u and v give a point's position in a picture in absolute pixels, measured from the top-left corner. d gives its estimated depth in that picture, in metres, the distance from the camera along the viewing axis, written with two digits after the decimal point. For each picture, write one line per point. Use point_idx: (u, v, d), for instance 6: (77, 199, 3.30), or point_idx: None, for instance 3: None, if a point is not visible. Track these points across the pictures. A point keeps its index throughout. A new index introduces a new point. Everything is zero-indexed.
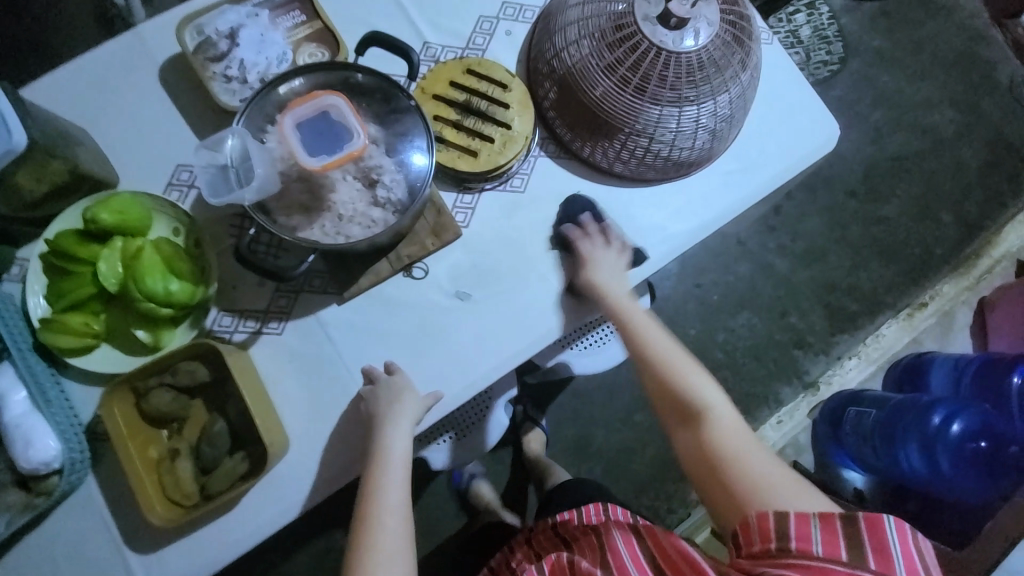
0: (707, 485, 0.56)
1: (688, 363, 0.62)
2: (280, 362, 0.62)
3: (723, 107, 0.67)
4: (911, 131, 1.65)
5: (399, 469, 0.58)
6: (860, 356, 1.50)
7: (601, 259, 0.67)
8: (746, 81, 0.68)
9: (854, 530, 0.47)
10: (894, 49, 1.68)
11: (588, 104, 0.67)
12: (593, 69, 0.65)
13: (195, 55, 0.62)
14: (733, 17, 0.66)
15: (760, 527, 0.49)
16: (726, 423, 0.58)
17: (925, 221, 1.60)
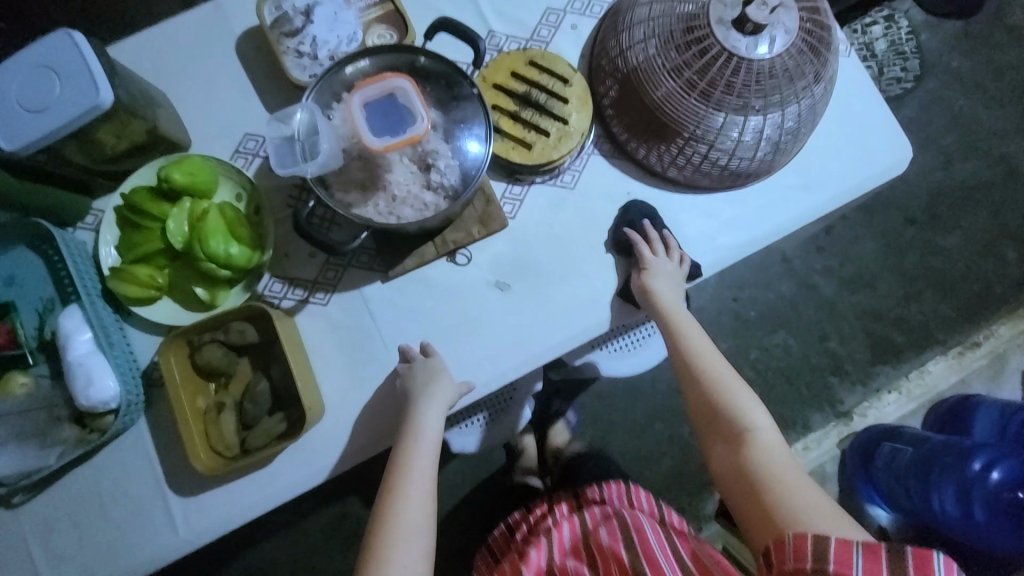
0: (746, 508, 0.54)
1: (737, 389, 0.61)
2: (323, 332, 0.65)
3: (788, 119, 0.65)
4: (984, 160, 1.55)
5: (429, 446, 0.60)
6: (901, 391, 1.43)
7: (660, 269, 0.65)
8: (818, 94, 0.65)
9: (899, 565, 0.44)
10: (975, 72, 1.58)
11: (648, 105, 0.66)
12: (657, 71, 0.64)
13: (272, 29, 0.64)
14: (814, 25, 0.62)
15: (793, 547, 0.47)
16: (765, 444, 0.56)
17: (988, 257, 1.51)
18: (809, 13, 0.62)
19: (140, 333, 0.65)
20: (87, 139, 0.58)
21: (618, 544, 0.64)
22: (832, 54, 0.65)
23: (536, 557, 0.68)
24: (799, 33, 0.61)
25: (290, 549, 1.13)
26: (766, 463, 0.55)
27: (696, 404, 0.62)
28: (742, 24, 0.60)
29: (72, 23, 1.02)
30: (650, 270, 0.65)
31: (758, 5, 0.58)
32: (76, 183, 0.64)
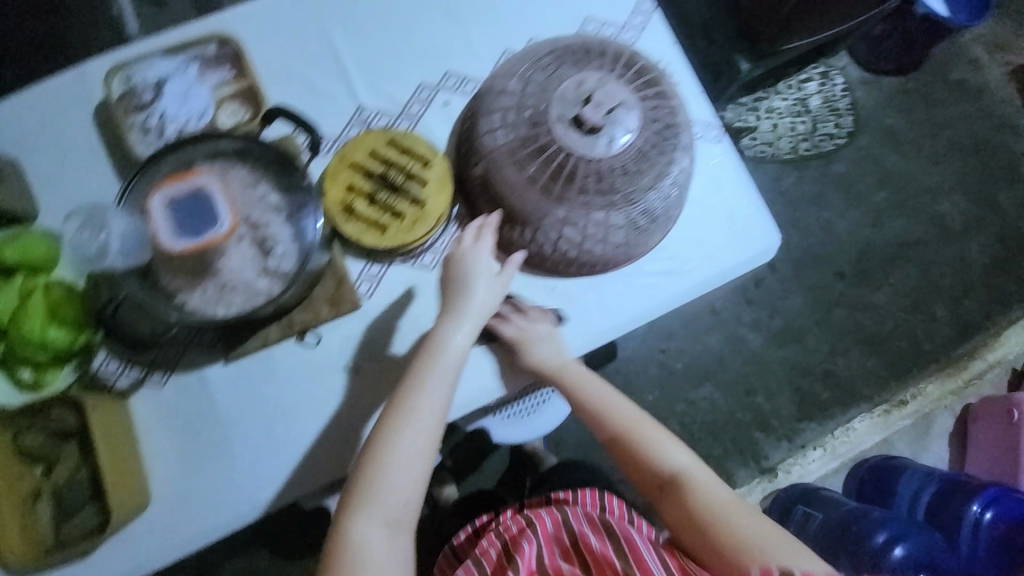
0: (692, 540, 0.61)
1: (660, 436, 0.67)
2: (157, 413, 0.64)
3: (647, 204, 0.66)
4: (915, 217, 1.56)
5: (448, 378, 0.61)
6: (825, 448, 1.42)
7: (531, 337, 0.66)
8: (675, 182, 0.67)
9: None
10: (910, 129, 1.60)
11: (506, 188, 0.66)
12: (514, 157, 0.65)
13: (120, 104, 0.63)
14: (661, 122, 0.65)
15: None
16: (698, 479, 0.63)
17: (918, 314, 1.52)
18: (659, 111, 0.65)
19: None
20: None
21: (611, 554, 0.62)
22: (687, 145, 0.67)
23: (529, 554, 0.64)
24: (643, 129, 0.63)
25: None
26: (707, 500, 0.62)
27: (625, 461, 0.67)
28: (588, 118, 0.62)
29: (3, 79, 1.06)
30: (529, 337, 0.66)
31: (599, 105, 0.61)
32: None
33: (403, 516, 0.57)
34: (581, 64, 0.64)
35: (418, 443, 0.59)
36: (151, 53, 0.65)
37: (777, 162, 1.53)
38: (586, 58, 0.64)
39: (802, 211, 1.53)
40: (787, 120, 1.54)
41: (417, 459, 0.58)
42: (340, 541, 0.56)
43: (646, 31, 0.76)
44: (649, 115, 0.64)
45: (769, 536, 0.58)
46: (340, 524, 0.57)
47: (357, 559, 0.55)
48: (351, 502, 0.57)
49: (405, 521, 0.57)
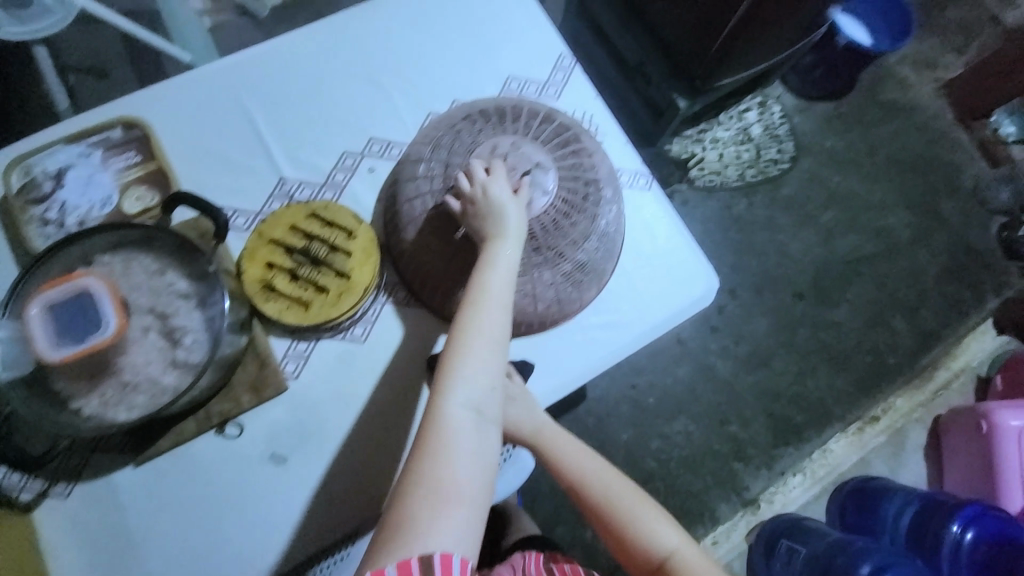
0: None
1: (648, 513, 0.62)
2: (60, 530, 0.58)
3: (576, 260, 0.65)
4: (864, 233, 1.60)
5: (502, 301, 0.58)
6: (805, 473, 1.40)
7: (513, 393, 0.64)
8: (603, 235, 0.67)
9: None
10: (849, 150, 1.66)
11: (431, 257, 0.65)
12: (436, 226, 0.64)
13: (18, 196, 0.60)
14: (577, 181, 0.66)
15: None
16: (688, 565, 0.59)
17: (879, 328, 1.53)
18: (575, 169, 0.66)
19: None
20: None
21: None
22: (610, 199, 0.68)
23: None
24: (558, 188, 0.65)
25: None
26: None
27: (616, 541, 0.63)
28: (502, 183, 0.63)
29: None
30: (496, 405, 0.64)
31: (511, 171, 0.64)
32: None
33: (485, 436, 0.54)
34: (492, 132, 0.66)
35: (484, 367, 0.56)
36: (53, 142, 0.63)
37: (727, 190, 1.57)
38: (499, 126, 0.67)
39: (756, 235, 1.55)
40: (731, 149, 1.59)
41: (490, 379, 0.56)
42: (418, 467, 0.51)
43: (568, 86, 0.77)
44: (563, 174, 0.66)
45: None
46: (416, 454, 0.52)
47: (439, 481, 0.51)
48: (427, 434, 0.53)
49: (488, 440, 0.54)
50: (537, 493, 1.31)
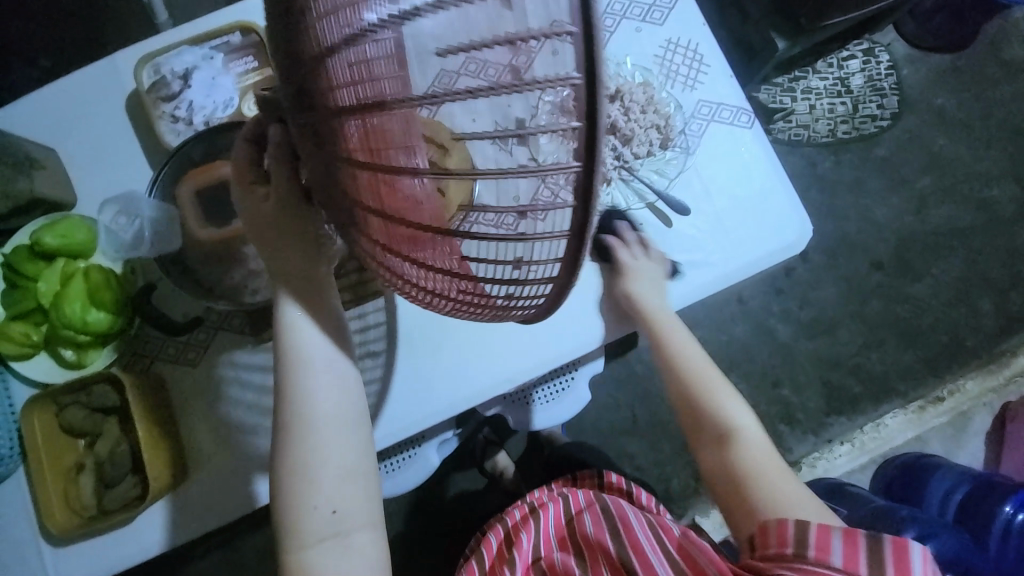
0: (728, 497, 0.62)
1: (732, 401, 0.66)
2: (190, 392, 0.67)
3: (546, 163, 0.35)
4: (962, 205, 1.47)
5: (318, 424, 0.54)
6: (854, 444, 1.38)
7: (641, 270, 0.66)
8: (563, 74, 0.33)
9: (878, 546, 0.52)
10: (960, 109, 1.50)
11: (357, 228, 0.42)
12: (322, 174, 0.40)
13: (149, 93, 0.65)
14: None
15: (778, 536, 0.55)
16: (749, 442, 0.63)
17: (960, 308, 1.44)
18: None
19: (23, 383, 0.67)
20: None
21: (603, 534, 0.70)
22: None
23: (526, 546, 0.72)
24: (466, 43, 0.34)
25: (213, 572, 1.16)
26: (752, 461, 0.62)
27: (683, 405, 0.66)
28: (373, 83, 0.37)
29: (40, 49, 1.12)
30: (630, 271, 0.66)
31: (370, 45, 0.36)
32: None
33: (341, 457, 0.55)
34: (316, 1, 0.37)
35: (319, 401, 0.54)
36: (178, 43, 0.66)
37: (813, 145, 1.46)
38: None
39: (838, 198, 1.46)
40: (825, 101, 1.46)
41: (325, 406, 0.54)
42: (284, 513, 0.54)
43: (675, 12, 0.73)
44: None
45: (804, 504, 0.59)
46: (280, 502, 0.54)
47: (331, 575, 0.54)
48: (280, 483, 0.54)
49: (350, 456, 0.55)
50: (581, 429, 1.36)
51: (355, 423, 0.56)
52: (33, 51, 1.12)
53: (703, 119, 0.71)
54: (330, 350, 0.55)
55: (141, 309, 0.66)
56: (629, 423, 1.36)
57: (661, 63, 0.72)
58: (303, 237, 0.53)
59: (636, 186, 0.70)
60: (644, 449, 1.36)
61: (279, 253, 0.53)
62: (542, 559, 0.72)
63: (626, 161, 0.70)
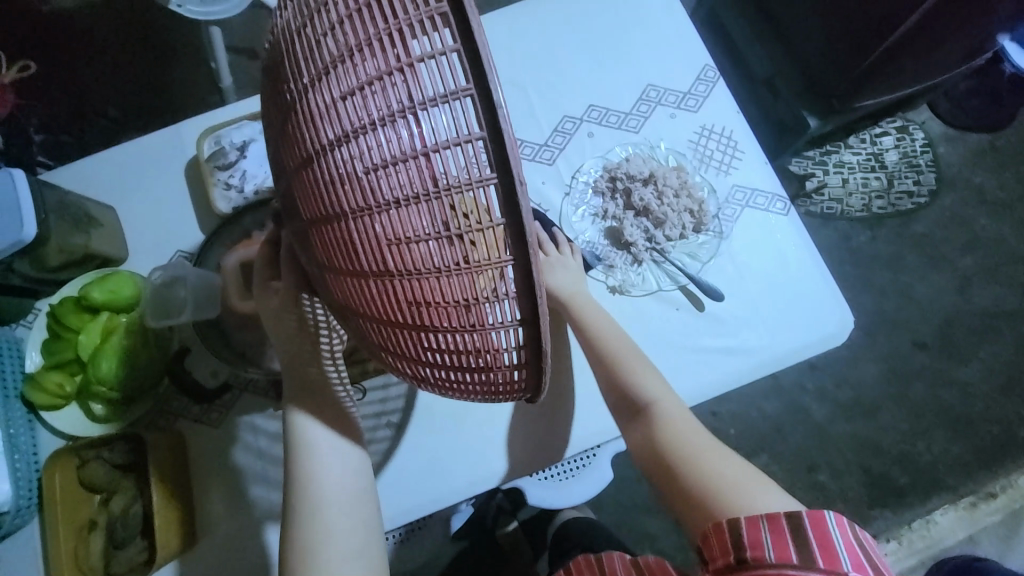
0: (659, 478, 0.57)
1: (652, 377, 0.61)
2: (210, 453, 0.68)
3: (483, 259, 0.39)
4: (1008, 286, 1.41)
5: (326, 504, 0.53)
6: (900, 541, 1.26)
7: (556, 263, 0.64)
8: (479, 177, 0.37)
9: (801, 528, 0.47)
10: (1002, 189, 1.46)
11: (350, 320, 0.47)
12: (318, 274, 0.47)
13: (208, 161, 0.69)
14: (401, 112, 0.37)
15: (716, 537, 0.49)
16: (668, 414, 0.59)
17: (1013, 396, 1.34)
18: (389, 101, 0.37)
19: (51, 433, 0.68)
20: (39, 258, 0.64)
21: None
22: (461, 83, 0.36)
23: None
24: (388, 160, 0.38)
25: None
26: (683, 442, 0.57)
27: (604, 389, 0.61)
28: (324, 197, 0.41)
29: (107, 101, 1.21)
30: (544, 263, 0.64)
31: (320, 168, 0.41)
32: (24, 288, 0.68)
33: (353, 538, 0.53)
34: (289, 133, 0.43)
35: (327, 481, 0.54)
36: (238, 117, 0.71)
37: (847, 220, 1.44)
38: (282, 109, 0.43)
39: (875, 273, 1.42)
40: (859, 176, 1.45)
41: (332, 482, 0.54)
42: None
43: (710, 100, 0.75)
44: (376, 119, 0.38)
45: (735, 471, 0.55)
46: None
47: None
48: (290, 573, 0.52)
49: (361, 533, 0.54)
50: (600, 503, 1.29)
51: (366, 499, 0.56)
52: (102, 104, 1.21)
53: (737, 205, 0.71)
54: (334, 423, 0.56)
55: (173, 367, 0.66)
56: (653, 501, 1.29)
57: (695, 148, 0.73)
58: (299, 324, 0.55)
59: (667, 268, 0.69)
60: (667, 530, 1.28)
61: (292, 347, 0.56)
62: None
63: (659, 243, 0.70)
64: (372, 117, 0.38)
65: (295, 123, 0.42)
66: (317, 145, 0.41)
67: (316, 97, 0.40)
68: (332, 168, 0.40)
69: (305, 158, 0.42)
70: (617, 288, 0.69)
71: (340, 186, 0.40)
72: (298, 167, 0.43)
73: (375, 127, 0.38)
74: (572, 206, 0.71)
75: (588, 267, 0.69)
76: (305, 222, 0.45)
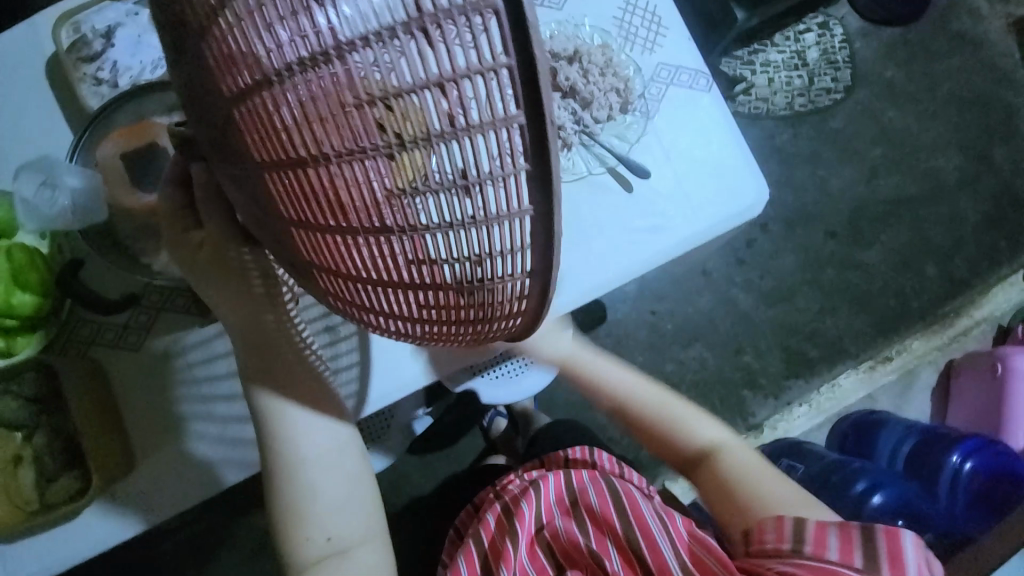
0: (720, 503, 0.74)
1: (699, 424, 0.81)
2: (131, 378, 0.64)
3: (496, 210, 0.37)
4: (908, 174, 1.54)
5: (307, 462, 0.61)
6: (811, 404, 1.45)
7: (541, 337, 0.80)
8: (503, 116, 0.33)
9: (870, 535, 0.61)
10: (908, 81, 1.55)
11: (324, 278, 0.45)
12: (282, 227, 0.43)
13: (69, 54, 0.60)
14: (397, 28, 0.32)
15: (776, 536, 0.64)
16: (720, 449, 0.78)
17: (907, 273, 1.52)
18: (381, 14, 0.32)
19: None
20: None
21: (610, 513, 0.73)
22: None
23: (529, 517, 0.75)
24: (382, 90, 0.34)
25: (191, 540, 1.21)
26: (734, 466, 0.76)
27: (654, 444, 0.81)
28: (297, 137, 0.37)
29: None
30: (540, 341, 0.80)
31: (287, 101, 0.36)
32: None
33: (339, 504, 0.63)
34: (239, 49, 0.37)
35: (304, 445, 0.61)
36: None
37: (772, 118, 1.49)
38: (226, 16, 0.37)
39: (796, 169, 1.50)
40: (783, 74, 1.49)
41: (317, 455, 0.62)
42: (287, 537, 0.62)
43: None
44: (365, 40, 0.33)
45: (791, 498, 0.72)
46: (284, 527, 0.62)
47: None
48: (282, 532, 0.62)
49: (348, 500, 0.64)
50: (552, 402, 1.38)
51: (348, 458, 0.64)
52: None
53: (661, 83, 0.71)
54: (317, 405, 0.62)
55: (68, 288, 0.61)
56: None
57: (620, 25, 0.71)
58: (252, 292, 0.57)
59: (597, 153, 0.69)
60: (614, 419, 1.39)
61: (219, 283, 0.56)
62: (545, 528, 0.76)
63: (586, 126, 0.69)
64: (361, 34, 0.33)
65: (248, 39, 0.36)
66: (283, 67, 0.35)
67: (282, 3, 0.34)
68: (310, 97, 0.36)
69: (268, 82, 0.36)
70: None
71: (319, 123, 0.36)
72: (252, 95, 0.37)
73: (363, 47, 0.33)
74: None
75: None
76: (264, 167, 0.40)
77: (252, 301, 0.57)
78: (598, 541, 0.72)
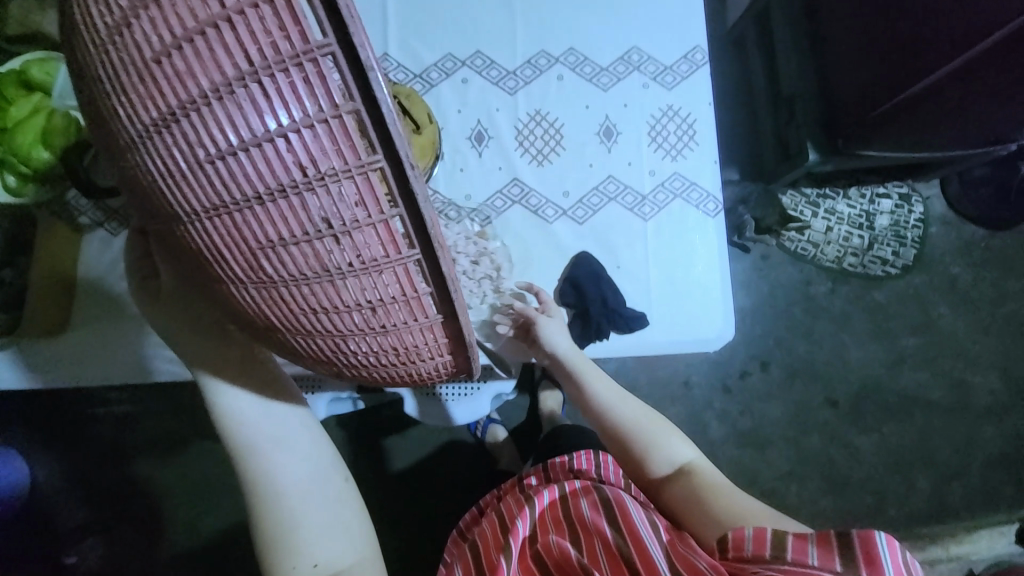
0: (692, 521, 0.65)
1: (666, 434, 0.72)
2: (94, 255, 0.79)
3: (376, 254, 0.36)
4: (937, 378, 1.43)
5: (257, 444, 0.55)
6: None
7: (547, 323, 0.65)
8: (362, 160, 0.33)
9: (848, 541, 0.50)
10: (975, 286, 1.46)
11: (254, 327, 0.43)
12: (199, 277, 0.42)
13: None
14: (236, 85, 0.31)
15: (755, 543, 0.54)
16: (694, 466, 0.70)
17: (896, 475, 1.40)
18: (218, 68, 0.31)
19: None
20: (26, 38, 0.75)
21: (601, 521, 0.64)
22: (318, 39, 0.31)
23: (523, 530, 0.66)
24: (231, 145, 0.32)
25: (109, 417, 1.26)
26: (705, 483, 0.67)
27: (629, 458, 0.71)
28: (168, 190, 0.35)
29: None
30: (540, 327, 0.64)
31: (156, 159, 0.34)
32: None
33: (313, 502, 0.57)
34: (109, 115, 0.35)
35: (243, 428, 0.55)
36: None
37: (815, 266, 1.44)
38: (89, 77, 0.36)
39: (820, 325, 1.44)
40: (844, 229, 1.44)
41: (264, 442, 0.55)
42: (262, 530, 0.56)
43: (687, 82, 0.74)
44: (215, 88, 0.31)
45: (763, 511, 0.62)
46: (256, 525, 0.56)
47: (304, 543, 0.56)
48: (267, 558, 0.56)
49: (321, 500, 0.57)
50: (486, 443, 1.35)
51: (304, 433, 0.58)
52: None
53: (669, 192, 0.72)
54: (234, 377, 0.55)
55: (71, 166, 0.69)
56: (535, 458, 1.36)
57: (653, 125, 0.73)
58: (201, 329, 0.55)
59: (579, 232, 0.72)
60: None
61: (177, 337, 0.55)
62: (539, 542, 0.65)
63: (578, 204, 0.72)
64: (200, 92, 0.31)
65: (116, 99, 0.34)
66: (135, 126, 0.34)
67: (126, 56, 0.32)
68: (164, 155, 0.34)
69: (130, 144, 0.35)
70: (529, 228, 0.71)
71: (182, 179, 0.34)
72: (128, 153, 0.36)
73: (207, 104, 0.31)
74: (514, 139, 0.73)
75: (511, 200, 0.72)
76: (166, 227, 0.39)
77: (200, 339, 0.55)
78: (590, 554, 0.61)
